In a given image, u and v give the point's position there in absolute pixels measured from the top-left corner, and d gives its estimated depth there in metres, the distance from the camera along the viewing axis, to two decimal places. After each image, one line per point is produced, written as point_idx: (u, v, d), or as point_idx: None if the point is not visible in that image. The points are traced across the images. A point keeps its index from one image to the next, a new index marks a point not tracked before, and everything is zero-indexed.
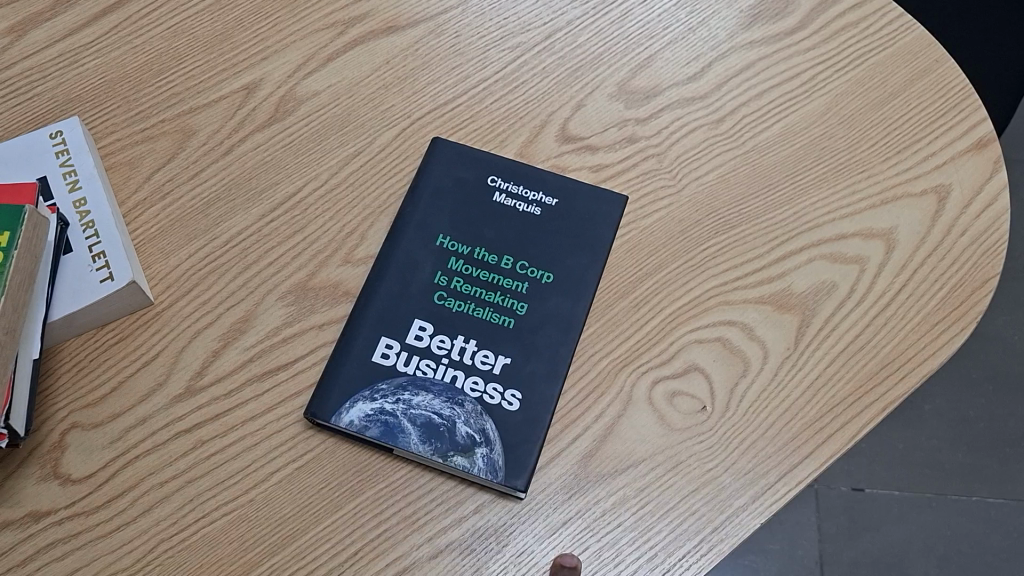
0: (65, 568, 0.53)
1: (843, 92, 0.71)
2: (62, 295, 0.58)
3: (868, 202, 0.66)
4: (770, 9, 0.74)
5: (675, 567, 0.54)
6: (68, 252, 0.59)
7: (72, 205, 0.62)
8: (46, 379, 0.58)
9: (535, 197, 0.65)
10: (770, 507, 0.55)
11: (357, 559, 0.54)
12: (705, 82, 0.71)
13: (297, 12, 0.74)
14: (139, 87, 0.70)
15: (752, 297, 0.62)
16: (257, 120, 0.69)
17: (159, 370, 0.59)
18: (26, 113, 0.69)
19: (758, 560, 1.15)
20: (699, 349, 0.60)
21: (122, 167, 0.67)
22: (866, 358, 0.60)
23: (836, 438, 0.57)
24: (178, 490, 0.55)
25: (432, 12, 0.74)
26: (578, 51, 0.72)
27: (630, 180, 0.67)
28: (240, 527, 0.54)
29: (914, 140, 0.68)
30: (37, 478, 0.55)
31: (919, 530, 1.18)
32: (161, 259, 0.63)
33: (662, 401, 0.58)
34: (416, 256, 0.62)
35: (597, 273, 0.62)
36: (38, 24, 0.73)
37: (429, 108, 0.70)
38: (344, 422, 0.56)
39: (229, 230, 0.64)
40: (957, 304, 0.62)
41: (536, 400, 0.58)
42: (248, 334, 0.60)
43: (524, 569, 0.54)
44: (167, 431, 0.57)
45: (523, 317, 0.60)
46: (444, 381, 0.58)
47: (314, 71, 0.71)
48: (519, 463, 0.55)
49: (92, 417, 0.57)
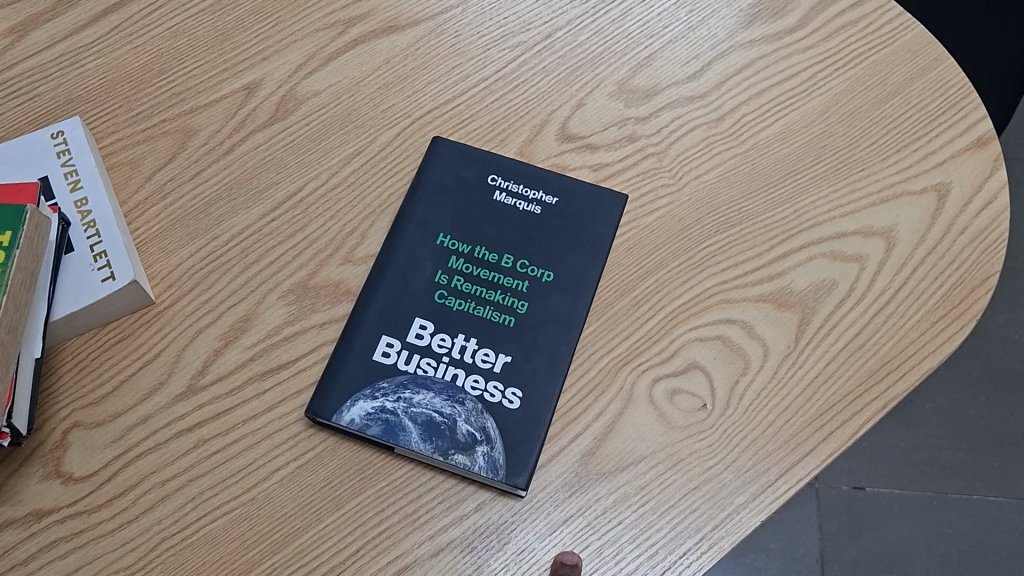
0: (67, 567, 0.53)
1: (843, 91, 0.71)
2: (64, 295, 0.58)
3: (868, 201, 0.66)
4: (770, 8, 0.75)
5: (676, 565, 0.54)
6: (70, 252, 0.59)
7: (73, 205, 0.62)
8: (48, 378, 0.59)
9: (535, 196, 0.65)
10: (770, 504, 0.55)
11: (358, 558, 0.54)
12: (705, 81, 0.71)
13: (297, 12, 0.74)
14: (140, 87, 0.70)
15: (752, 296, 0.62)
16: (257, 120, 0.69)
17: (161, 369, 0.59)
18: (28, 113, 0.69)
19: (759, 559, 1.15)
20: (699, 347, 0.60)
21: (123, 167, 0.67)
22: (866, 356, 0.60)
23: (836, 436, 0.57)
24: (180, 489, 0.55)
25: (432, 11, 0.74)
26: (578, 51, 0.72)
27: (630, 179, 0.67)
28: (241, 525, 0.54)
29: (913, 138, 0.68)
30: (39, 477, 0.55)
31: (920, 529, 1.18)
32: (162, 258, 0.63)
33: (663, 399, 0.59)
34: (417, 255, 0.62)
35: (597, 272, 0.62)
36: (39, 24, 0.73)
37: (430, 107, 0.70)
38: (345, 421, 0.57)
39: (230, 229, 0.65)
40: (957, 302, 0.62)
41: (536, 398, 0.58)
42: (249, 334, 0.60)
43: (525, 567, 0.54)
44: (168, 430, 0.57)
45: (523, 315, 0.60)
46: (445, 379, 0.58)
47: (315, 71, 0.71)
48: (520, 461, 0.56)
49: (94, 416, 0.57)
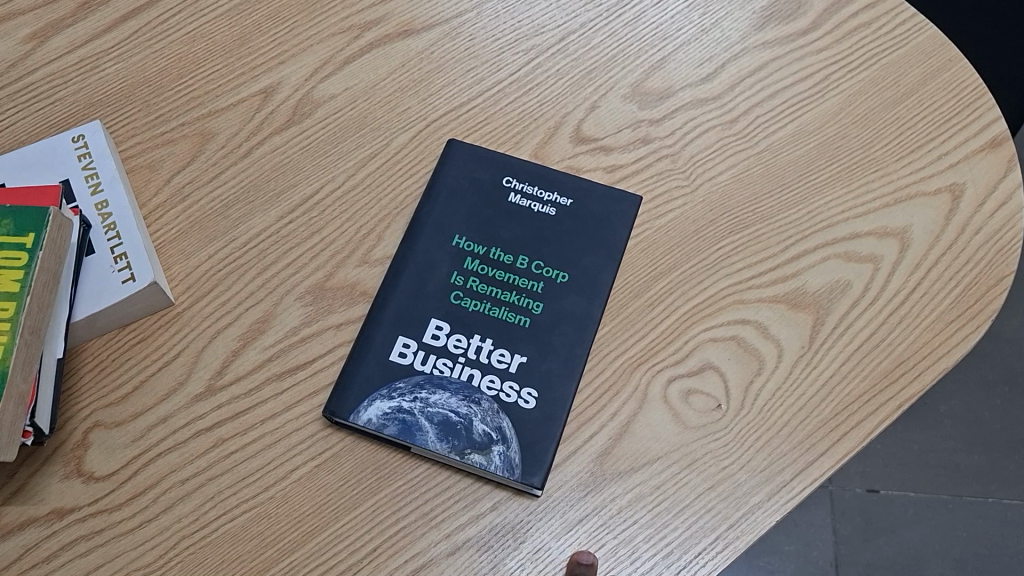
0: (89, 565, 0.54)
1: (857, 92, 0.71)
2: (83, 295, 0.59)
3: (881, 201, 0.66)
4: (784, 10, 0.75)
5: (692, 564, 0.54)
6: (91, 253, 0.60)
7: (94, 207, 0.63)
8: (70, 378, 0.59)
9: (551, 197, 0.65)
10: (784, 504, 0.56)
11: (375, 557, 0.54)
12: (719, 83, 0.71)
13: (314, 16, 0.75)
14: (159, 91, 0.71)
15: (767, 296, 0.62)
16: (274, 124, 0.70)
17: (181, 369, 0.60)
18: (49, 118, 0.70)
19: (773, 561, 1.15)
20: (712, 348, 0.61)
21: (142, 170, 0.68)
22: (881, 356, 0.60)
23: (851, 436, 0.57)
24: (198, 489, 0.56)
25: (446, 15, 0.75)
26: (592, 53, 0.73)
27: (645, 180, 0.67)
28: (260, 524, 0.55)
29: (928, 139, 0.69)
30: (60, 476, 0.56)
31: (934, 531, 1.17)
32: (181, 260, 0.64)
33: (678, 399, 0.59)
34: (434, 256, 0.63)
35: (611, 273, 0.63)
36: (59, 29, 0.74)
37: (445, 109, 0.70)
38: (362, 421, 0.57)
39: (248, 231, 0.65)
40: (973, 303, 0.62)
41: (552, 398, 0.58)
42: (268, 334, 0.61)
43: (542, 566, 0.54)
44: (187, 430, 0.58)
45: (538, 316, 0.61)
46: (461, 380, 0.58)
47: (330, 75, 0.72)
48: (536, 460, 0.56)
49: (115, 416, 0.58)
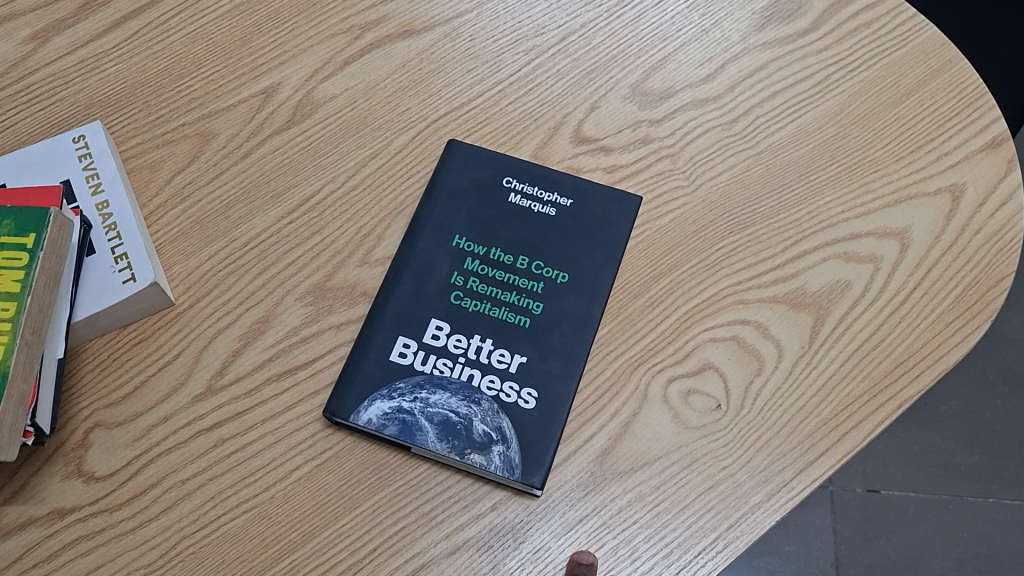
0: (90, 564, 0.54)
1: (857, 93, 0.71)
2: (84, 295, 0.59)
3: (881, 202, 0.66)
4: (784, 10, 0.75)
5: (691, 564, 0.54)
6: (91, 253, 0.60)
7: (94, 208, 0.63)
8: (70, 378, 0.59)
9: (551, 197, 0.65)
10: (783, 504, 0.56)
11: (375, 557, 0.54)
12: (720, 83, 0.71)
13: (315, 16, 0.75)
14: (160, 92, 0.71)
15: (767, 296, 0.62)
16: (274, 124, 0.70)
17: (181, 369, 0.60)
18: (50, 118, 0.70)
19: (773, 562, 1.15)
20: (712, 348, 0.61)
21: (143, 170, 0.68)
22: (881, 356, 0.60)
23: (851, 436, 0.57)
24: (198, 488, 0.56)
25: (447, 16, 0.75)
26: (593, 54, 0.73)
27: (645, 181, 0.67)
28: (260, 524, 0.55)
29: (928, 139, 0.69)
30: (61, 476, 0.56)
31: (934, 531, 1.17)
32: (182, 260, 0.64)
33: (678, 399, 0.59)
34: (434, 256, 0.63)
35: (611, 273, 0.63)
36: (60, 30, 0.74)
37: (445, 109, 0.71)
38: (362, 421, 0.57)
39: (248, 231, 0.65)
40: (973, 303, 0.62)
41: (552, 399, 0.58)
42: (268, 334, 0.61)
43: (542, 566, 0.54)
44: (187, 430, 0.58)
45: (538, 316, 0.61)
46: (461, 380, 0.58)
47: (331, 75, 0.72)
48: (536, 460, 0.56)
49: (116, 416, 0.58)
